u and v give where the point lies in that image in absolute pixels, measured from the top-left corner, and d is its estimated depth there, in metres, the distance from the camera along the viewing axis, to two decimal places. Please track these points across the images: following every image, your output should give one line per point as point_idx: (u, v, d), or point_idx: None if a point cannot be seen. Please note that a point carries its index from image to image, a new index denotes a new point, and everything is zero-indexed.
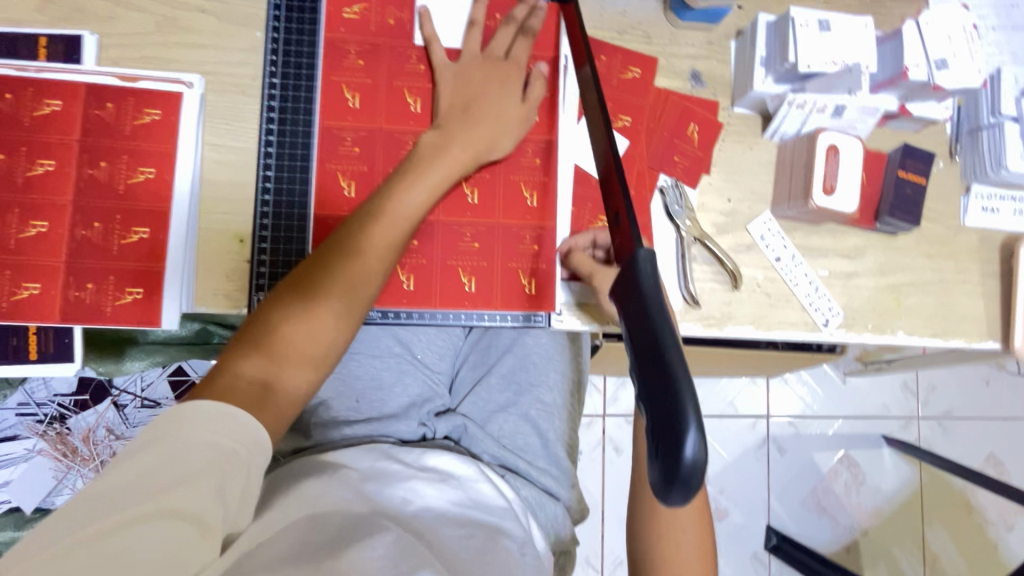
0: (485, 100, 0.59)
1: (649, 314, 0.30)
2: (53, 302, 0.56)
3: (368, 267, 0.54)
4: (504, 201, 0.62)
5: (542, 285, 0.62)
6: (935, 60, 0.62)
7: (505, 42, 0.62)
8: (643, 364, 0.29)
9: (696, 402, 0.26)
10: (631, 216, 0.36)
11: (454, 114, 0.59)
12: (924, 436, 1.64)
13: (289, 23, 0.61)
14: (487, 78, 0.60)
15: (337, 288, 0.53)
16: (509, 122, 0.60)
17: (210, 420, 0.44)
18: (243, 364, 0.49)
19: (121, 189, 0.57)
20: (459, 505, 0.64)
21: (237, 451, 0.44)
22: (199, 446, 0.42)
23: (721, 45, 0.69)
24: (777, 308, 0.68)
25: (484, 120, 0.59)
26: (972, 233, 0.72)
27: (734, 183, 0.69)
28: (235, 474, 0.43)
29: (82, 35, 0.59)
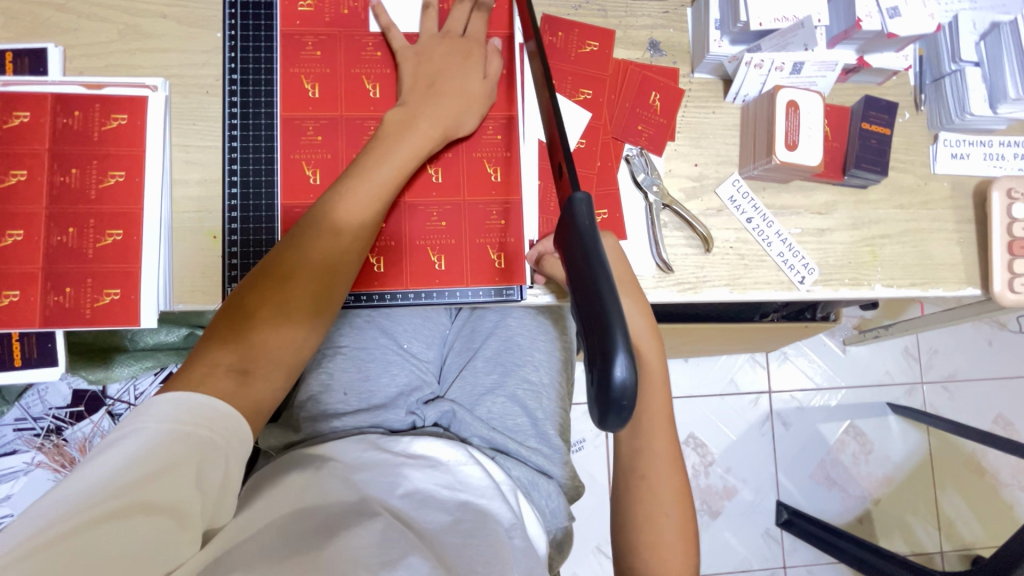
0: (445, 79, 0.60)
1: (588, 257, 0.32)
2: (33, 308, 0.57)
3: (333, 256, 0.54)
4: (468, 180, 0.63)
5: (511, 257, 0.63)
6: (888, 8, 0.62)
7: (460, 21, 0.62)
8: (580, 302, 0.32)
9: (625, 333, 0.29)
10: (571, 175, 0.38)
11: (415, 96, 0.59)
12: (929, 401, 1.63)
13: (246, 21, 0.62)
14: (445, 58, 0.61)
15: (306, 277, 0.53)
16: (470, 100, 0.60)
17: (186, 410, 0.45)
18: (219, 355, 0.49)
19: (93, 194, 0.59)
20: (447, 487, 0.64)
21: (214, 440, 0.45)
22: (175, 437, 0.43)
23: (677, 13, 0.70)
24: (751, 269, 0.68)
25: (447, 97, 0.59)
26: (943, 181, 0.72)
27: (700, 148, 0.69)
28: (214, 462, 0.44)
29: (47, 47, 0.61)
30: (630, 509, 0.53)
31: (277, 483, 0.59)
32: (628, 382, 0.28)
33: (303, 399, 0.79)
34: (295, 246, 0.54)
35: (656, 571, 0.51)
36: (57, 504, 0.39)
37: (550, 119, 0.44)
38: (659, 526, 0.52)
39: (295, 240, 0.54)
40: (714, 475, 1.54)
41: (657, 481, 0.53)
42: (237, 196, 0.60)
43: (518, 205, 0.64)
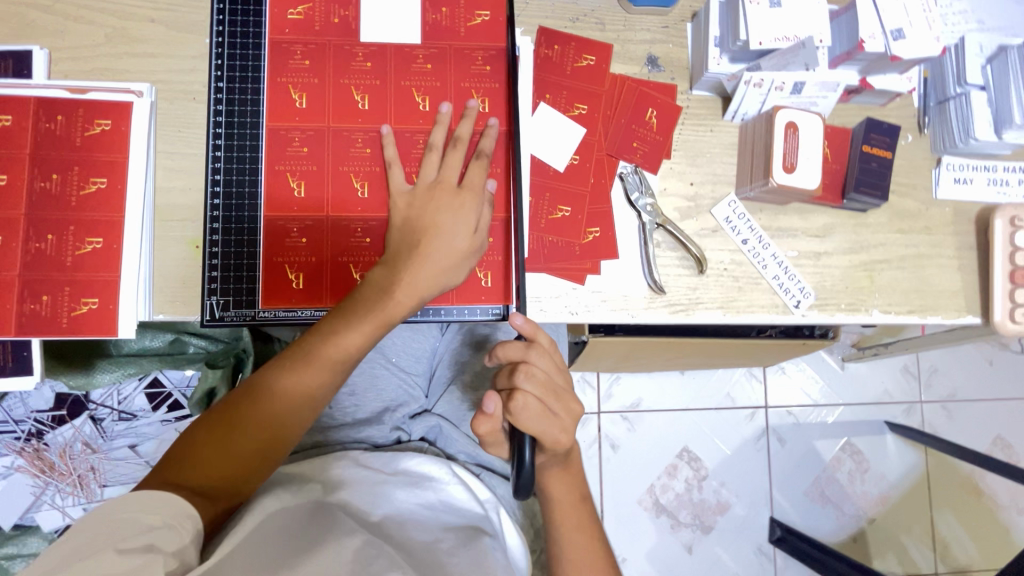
0: (433, 233, 0.57)
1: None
2: (8, 316, 0.56)
3: (303, 397, 0.55)
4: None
5: (499, 278, 0.63)
6: (891, 31, 0.60)
7: (456, 167, 0.59)
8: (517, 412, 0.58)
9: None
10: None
11: (401, 253, 0.57)
12: (927, 420, 1.61)
13: (233, 26, 0.60)
14: (437, 206, 0.58)
15: (275, 415, 0.55)
16: (458, 255, 0.58)
17: (148, 499, 0.46)
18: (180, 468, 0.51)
19: (73, 201, 0.57)
20: (429, 507, 0.64)
21: (171, 522, 0.45)
22: (128, 516, 0.44)
23: (677, 29, 0.69)
24: (744, 292, 0.67)
25: (434, 256, 0.57)
26: (945, 205, 0.71)
27: (696, 166, 0.68)
28: (169, 534, 0.44)
29: (32, 50, 0.60)
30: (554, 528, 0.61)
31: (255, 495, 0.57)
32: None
33: None
34: (274, 384, 0.55)
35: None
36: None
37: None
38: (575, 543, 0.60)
39: (273, 375, 0.55)
40: (707, 490, 1.52)
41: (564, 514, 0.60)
42: (219, 207, 0.59)
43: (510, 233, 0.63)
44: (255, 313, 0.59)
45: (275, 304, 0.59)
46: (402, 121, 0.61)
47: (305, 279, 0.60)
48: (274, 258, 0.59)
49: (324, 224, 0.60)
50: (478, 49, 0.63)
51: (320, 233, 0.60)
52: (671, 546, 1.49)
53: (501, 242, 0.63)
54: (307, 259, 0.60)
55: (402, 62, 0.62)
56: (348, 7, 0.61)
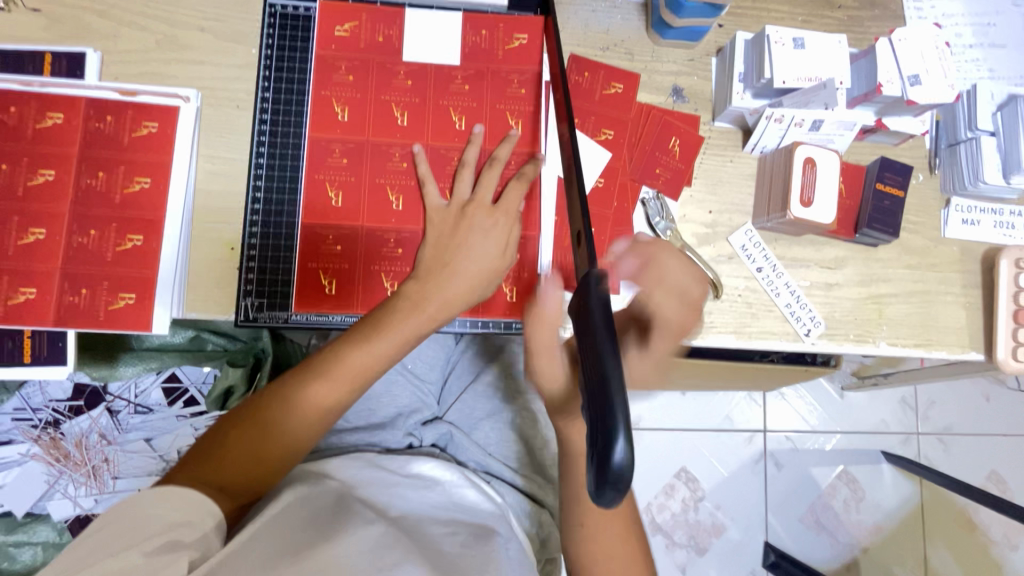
0: (461, 248, 0.60)
1: (597, 341, 0.33)
2: (48, 307, 0.57)
3: (326, 408, 0.57)
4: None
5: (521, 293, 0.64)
6: (908, 76, 0.63)
7: (492, 187, 0.62)
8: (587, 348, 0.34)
9: (627, 410, 0.29)
10: (589, 248, 0.39)
11: (432, 271, 0.59)
12: (924, 452, 1.63)
13: (282, 40, 0.64)
14: (470, 224, 0.60)
15: (300, 419, 0.56)
16: (485, 272, 0.60)
17: (167, 497, 0.47)
18: (211, 462, 0.53)
19: (117, 199, 0.59)
20: (440, 507, 0.66)
21: (191, 520, 0.46)
22: (150, 511, 0.45)
23: (702, 62, 0.71)
24: (757, 318, 0.69)
25: (462, 275, 0.59)
26: (953, 244, 0.73)
27: (715, 195, 0.70)
28: (190, 532, 0.45)
29: (86, 52, 0.62)
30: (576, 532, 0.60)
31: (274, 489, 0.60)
32: (625, 465, 0.29)
33: None
34: (294, 395, 0.56)
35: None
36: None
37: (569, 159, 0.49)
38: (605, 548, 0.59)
39: (290, 387, 0.56)
40: (703, 511, 1.53)
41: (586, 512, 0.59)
42: (258, 210, 0.61)
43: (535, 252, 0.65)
44: (287, 315, 0.61)
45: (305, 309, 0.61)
46: (438, 135, 0.64)
47: (339, 287, 0.61)
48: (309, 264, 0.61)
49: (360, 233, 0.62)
50: (513, 71, 0.66)
51: (357, 244, 0.62)
52: (666, 566, 1.49)
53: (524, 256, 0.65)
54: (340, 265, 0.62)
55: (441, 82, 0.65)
56: (390, 28, 0.64)
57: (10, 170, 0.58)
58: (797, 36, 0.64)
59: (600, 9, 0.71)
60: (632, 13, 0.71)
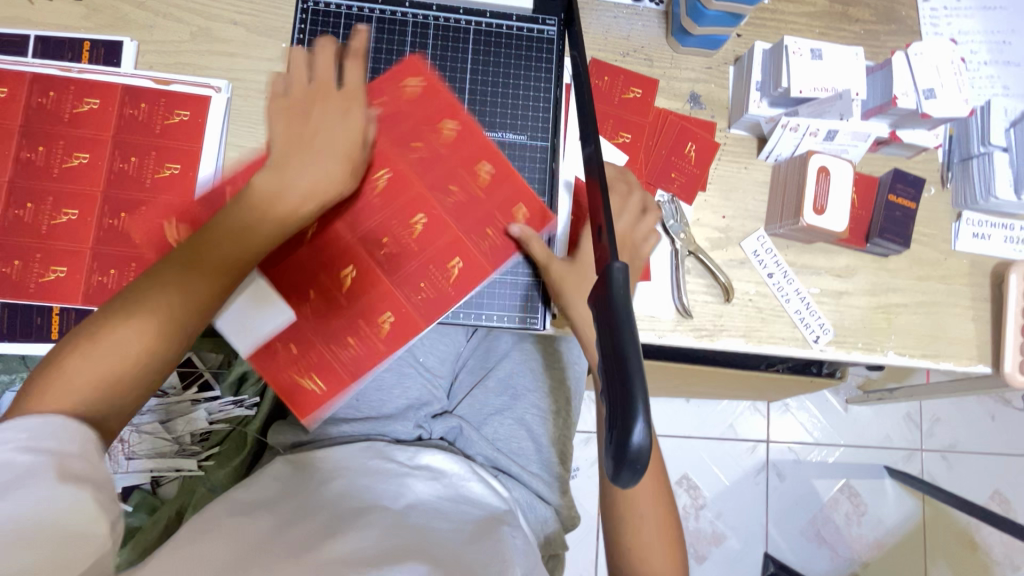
0: (318, 132, 0.55)
1: (618, 329, 0.33)
2: (77, 286, 0.59)
3: (175, 300, 0.49)
4: (465, 202, 0.63)
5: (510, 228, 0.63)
6: (924, 89, 0.64)
7: (354, 71, 0.58)
8: (602, 330, 0.35)
9: (646, 397, 0.31)
10: (609, 236, 0.39)
11: (286, 151, 0.54)
12: (928, 469, 1.62)
13: (313, 36, 0.66)
14: (317, 110, 0.56)
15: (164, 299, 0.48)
16: (358, 165, 0.56)
17: (30, 429, 0.41)
18: (68, 371, 0.45)
19: (148, 183, 0.61)
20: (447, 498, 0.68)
21: (67, 450, 0.41)
22: (22, 451, 0.39)
23: (720, 70, 0.73)
24: (767, 323, 0.70)
25: (322, 150, 0.55)
26: (963, 257, 0.74)
27: (729, 201, 0.71)
28: (78, 465, 0.41)
29: (123, 41, 0.64)
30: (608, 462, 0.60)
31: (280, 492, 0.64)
32: (643, 446, 0.30)
33: None
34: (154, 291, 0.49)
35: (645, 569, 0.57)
36: None
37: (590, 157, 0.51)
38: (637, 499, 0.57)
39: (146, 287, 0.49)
40: (703, 519, 1.53)
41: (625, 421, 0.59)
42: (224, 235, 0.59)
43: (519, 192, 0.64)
44: None
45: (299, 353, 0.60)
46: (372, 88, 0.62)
47: (395, 322, 0.61)
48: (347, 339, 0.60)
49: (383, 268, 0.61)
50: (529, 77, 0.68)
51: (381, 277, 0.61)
52: None
53: (535, 254, 0.66)
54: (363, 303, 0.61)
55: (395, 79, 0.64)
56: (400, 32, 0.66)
57: (46, 152, 0.60)
58: (814, 47, 0.65)
59: (621, 15, 0.72)
60: (653, 20, 0.73)
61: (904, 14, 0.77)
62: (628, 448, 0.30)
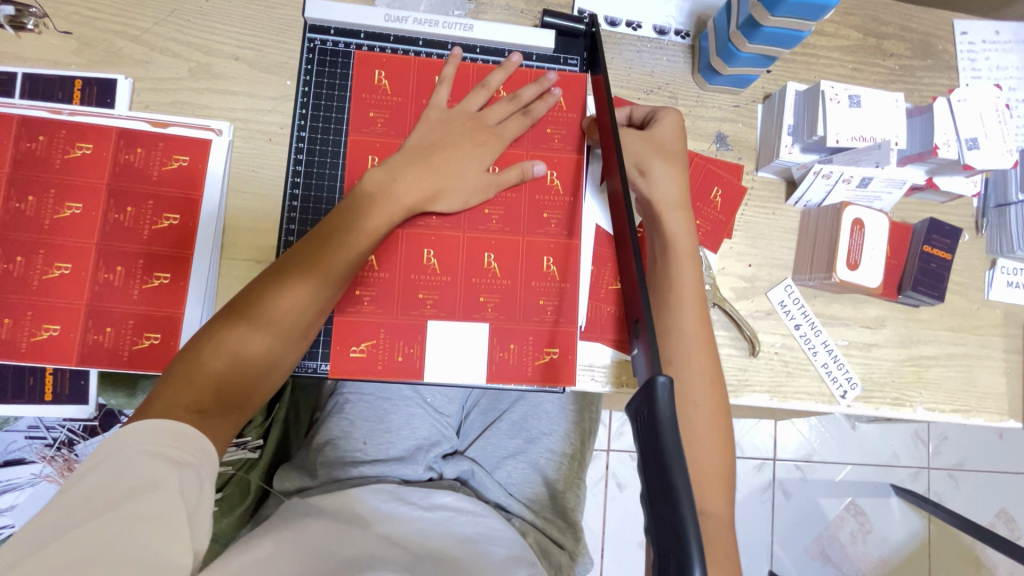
0: (444, 148, 0.57)
1: (667, 462, 0.31)
2: (72, 345, 0.56)
3: (289, 315, 0.52)
4: (527, 222, 0.60)
5: (565, 265, 0.60)
6: (967, 139, 0.61)
7: (477, 101, 0.60)
8: (645, 451, 0.32)
9: (702, 552, 0.28)
10: (649, 339, 0.36)
11: (405, 156, 0.57)
12: (934, 487, 1.61)
13: (320, 77, 0.62)
14: (468, 124, 0.59)
15: (278, 317, 0.51)
16: (465, 181, 0.58)
17: (155, 432, 0.44)
18: (166, 396, 0.47)
19: (145, 235, 0.58)
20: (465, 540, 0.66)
21: (187, 460, 0.44)
22: (151, 456, 0.43)
23: (748, 109, 0.69)
24: (793, 377, 0.67)
25: (438, 171, 0.57)
26: (996, 307, 0.71)
27: (756, 248, 0.68)
28: (186, 478, 0.43)
29: (117, 79, 0.60)
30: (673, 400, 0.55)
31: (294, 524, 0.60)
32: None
33: (320, 443, 0.78)
34: (255, 308, 0.51)
35: None
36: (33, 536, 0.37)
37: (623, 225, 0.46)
38: (699, 462, 0.53)
39: (248, 305, 0.51)
40: None
41: (691, 357, 0.56)
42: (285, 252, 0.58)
43: (578, 216, 0.61)
44: (315, 365, 0.57)
45: (344, 373, 0.57)
46: (423, 82, 0.62)
47: (437, 304, 0.58)
48: (408, 350, 0.58)
49: (457, 297, 0.59)
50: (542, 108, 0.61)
51: (450, 300, 0.58)
52: None
53: (557, 295, 0.60)
54: (406, 368, 0.58)
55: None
56: (412, 71, 0.62)
57: (36, 201, 0.57)
58: (852, 93, 0.61)
59: (646, 49, 0.69)
60: (679, 54, 0.69)
61: (941, 48, 0.73)
62: None
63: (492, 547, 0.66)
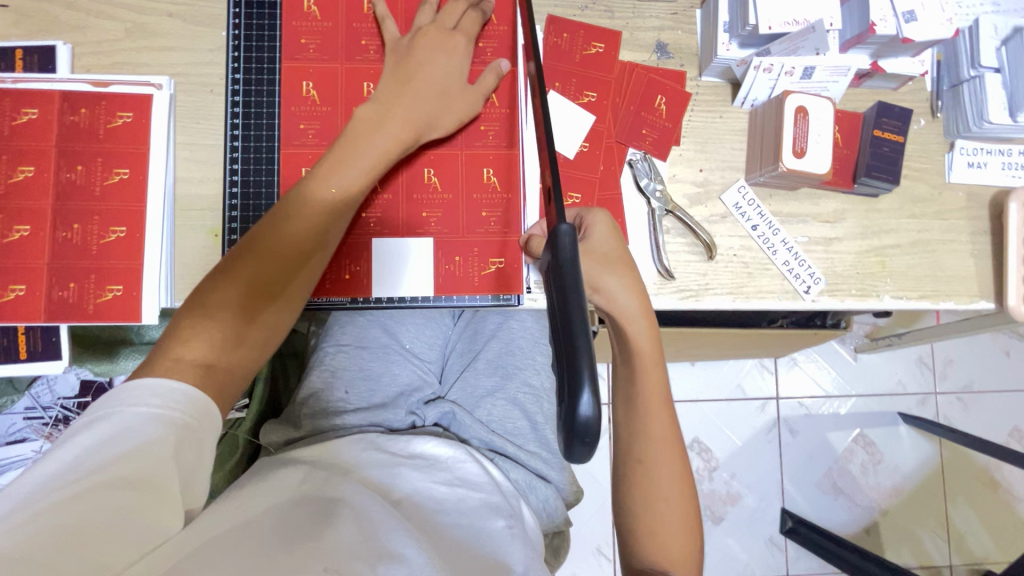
0: (420, 72, 0.59)
1: (566, 300, 0.31)
2: (38, 303, 0.58)
3: (289, 263, 0.52)
4: (466, 136, 0.63)
5: (505, 175, 0.63)
6: (903, 12, 0.60)
7: (428, 17, 0.62)
8: (550, 288, 0.33)
9: (592, 363, 0.29)
10: (556, 201, 0.37)
11: (386, 91, 0.58)
12: (942, 412, 1.58)
13: (250, 20, 0.63)
14: (428, 47, 0.60)
15: (277, 264, 0.52)
16: (447, 103, 0.60)
17: (159, 395, 0.44)
18: (177, 349, 0.47)
19: (98, 191, 0.59)
20: (446, 484, 0.66)
21: (187, 423, 0.44)
22: (150, 420, 0.43)
23: (686, 15, 0.69)
24: (754, 278, 0.67)
25: (421, 97, 0.58)
26: (958, 190, 0.70)
27: (705, 153, 0.68)
28: (186, 443, 0.43)
29: (56, 45, 0.61)
30: (627, 496, 0.53)
31: (270, 476, 0.61)
32: (591, 418, 0.28)
33: (304, 396, 0.78)
34: (255, 259, 0.51)
35: (659, 554, 0.51)
36: (32, 488, 0.38)
37: (541, 129, 0.44)
38: (659, 516, 0.52)
39: (245, 257, 0.51)
40: (717, 480, 1.49)
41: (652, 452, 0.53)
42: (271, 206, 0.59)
43: (517, 129, 0.63)
44: None
45: None
46: (351, 12, 0.63)
47: (381, 219, 0.61)
48: (355, 269, 0.61)
49: (402, 214, 0.62)
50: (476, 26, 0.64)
51: (395, 217, 0.61)
52: None
53: (502, 204, 0.63)
54: (356, 287, 0.61)
55: (352, 93, 0.63)
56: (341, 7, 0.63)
57: None
58: None
59: None
60: None
61: None
62: (575, 418, 0.28)
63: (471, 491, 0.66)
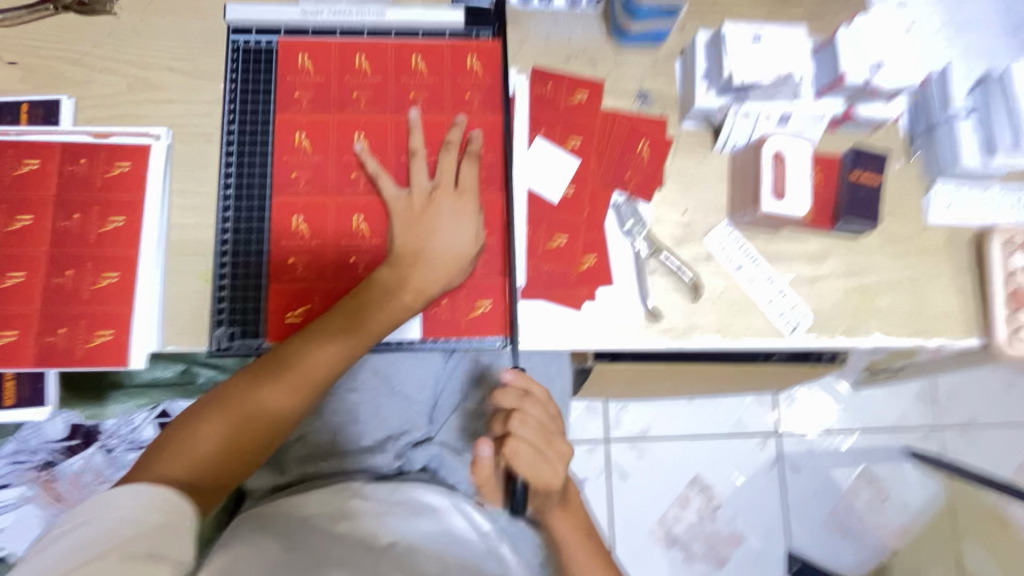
0: (430, 222, 0.62)
1: None
2: (27, 349, 0.58)
3: (283, 408, 0.56)
4: None
5: (492, 220, 0.65)
6: (871, 63, 0.63)
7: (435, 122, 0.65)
8: None
9: None
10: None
11: (403, 245, 0.61)
12: (947, 447, 1.55)
13: (246, 74, 0.66)
14: (436, 208, 0.62)
15: (266, 406, 0.56)
16: (455, 253, 0.61)
17: (137, 498, 0.46)
18: (176, 455, 0.52)
19: (92, 238, 0.61)
20: (433, 536, 0.63)
21: (166, 519, 0.46)
22: (127, 520, 0.44)
23: (665, 65, 0.72)
24: (741, 316, 0.67)
25: (426, 246, 0.61)
26: (939, 227, 0.71)
27: (689, 195, 0.70)
28: (165, 537, 0.44)
29: (60, 99, 0.64)
30: None
31: (255, 533, 0.58)
32: None
33: (291, 439, 0.77)
34: (248, 396, 0.56)
35: None
36: None
37: None
38: None
39: (240, 392, 0.56)
40: (721, 520, 1.45)
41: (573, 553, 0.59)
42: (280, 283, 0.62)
43: (503, 174, 0.66)
44: (260, 342, 0.61)
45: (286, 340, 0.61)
46: (342, 68, 0.66)
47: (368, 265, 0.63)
48: None
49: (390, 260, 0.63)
50: (467, 84, 0.68)
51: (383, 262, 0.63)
52: None
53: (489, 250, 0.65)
54: None
55: (343, 142, 0.65)
56: (334, 61, 0.66)
57: None
58: (754, 30, 0.64)
59: (559, 20, 0.71)
60: (593, 21, 0.72)
61: None
62: None
63: (456, 545, 0.63)
